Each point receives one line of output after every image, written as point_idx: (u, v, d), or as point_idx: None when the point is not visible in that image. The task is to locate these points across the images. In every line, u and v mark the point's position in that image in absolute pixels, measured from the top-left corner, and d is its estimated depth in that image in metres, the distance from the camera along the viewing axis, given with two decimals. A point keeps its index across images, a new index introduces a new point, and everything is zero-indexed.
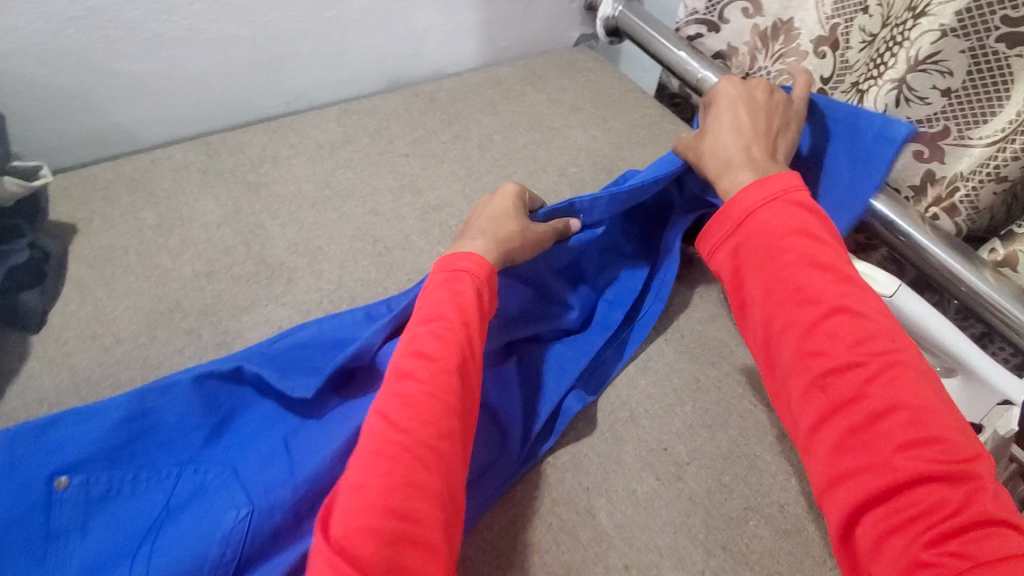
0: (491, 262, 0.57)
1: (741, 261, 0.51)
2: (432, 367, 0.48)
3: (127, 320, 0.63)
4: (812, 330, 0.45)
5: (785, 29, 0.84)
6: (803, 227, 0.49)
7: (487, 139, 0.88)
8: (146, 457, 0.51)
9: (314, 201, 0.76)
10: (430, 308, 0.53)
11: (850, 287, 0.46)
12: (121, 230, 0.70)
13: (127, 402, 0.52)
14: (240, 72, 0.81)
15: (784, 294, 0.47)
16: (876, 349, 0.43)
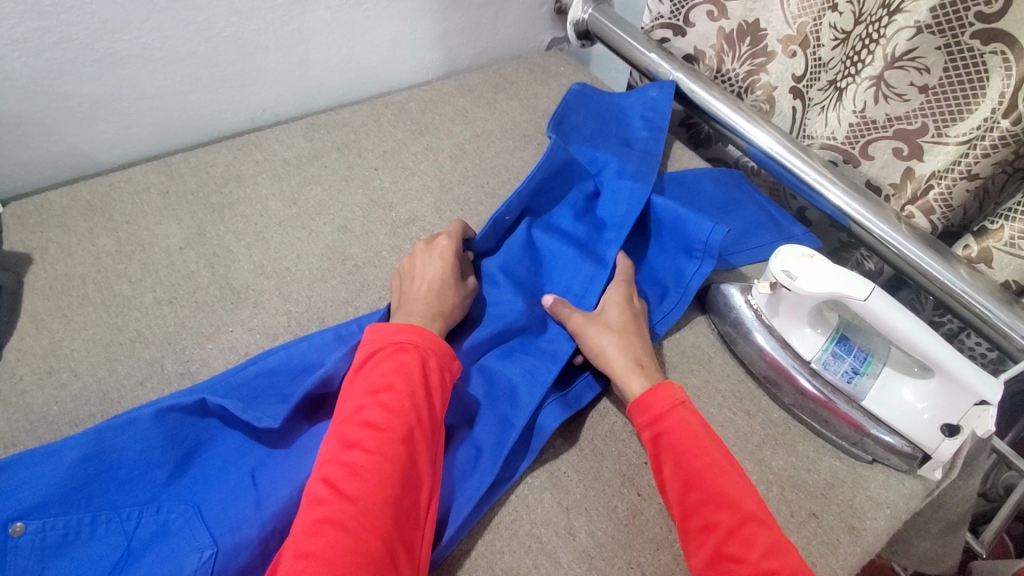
0: (434, 333, 0.55)
1: (660, 453, 0.51)
2: (378, 436, 0.47)
3: (85, 352, 0.60)
4: (730, 532, 0.46)
5: (751, 31, 0.83)
6: (711, 434, 0.52)
7: (459, 149, 0.86)
8: (106, 498, 0.48)
9: (282, 220, 0.74)
10: (375, 377, 0.51)
11: (753, 494, 0.48)
12: (78, 258, 0.68)
13: (84, 442, 0.50)
14: (201, 89, 0.79)
15: (704, 494, 0.48)
16: (783, 556, 0.44)
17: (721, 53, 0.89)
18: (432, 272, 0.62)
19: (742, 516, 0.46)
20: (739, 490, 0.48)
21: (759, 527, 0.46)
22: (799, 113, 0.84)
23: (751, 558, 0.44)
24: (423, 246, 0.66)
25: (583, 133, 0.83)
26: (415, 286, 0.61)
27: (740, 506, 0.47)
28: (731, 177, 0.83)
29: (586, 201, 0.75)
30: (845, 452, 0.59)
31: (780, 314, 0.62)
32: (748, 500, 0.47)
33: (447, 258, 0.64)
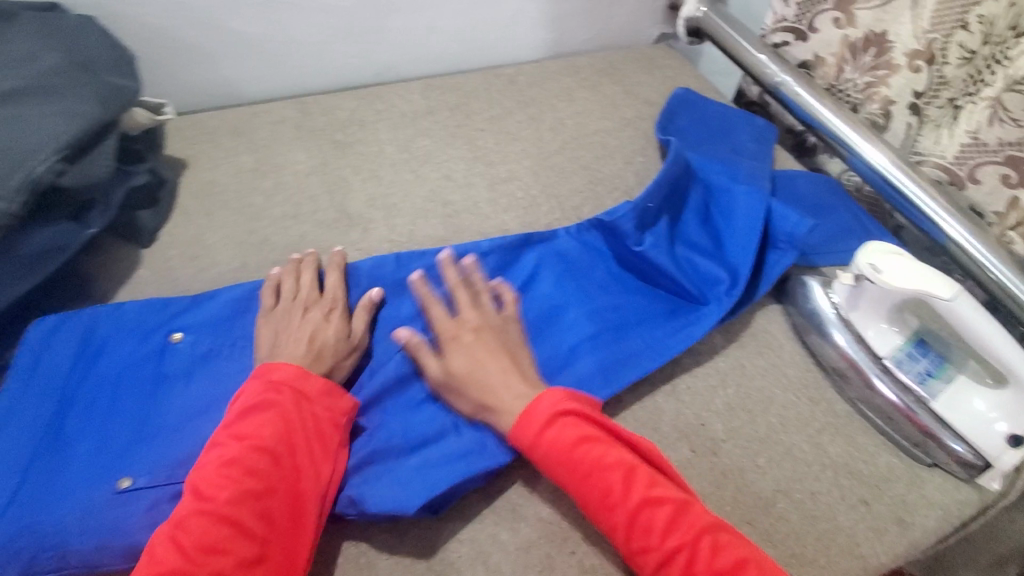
0: (303, 377, 0.53)
1: (550, 471, 0.50)
2: (236, 489, 0.46)
3: (223, 246, 0.70)
4: (630, 528, 0.47)
5: (878, 42, 0.83)
6: (580, 430, 0.50)
7: (559, 123, 0.91)
8: (242, 332, 0.61)
9: (394, 162, 0.82)
10: (246, 421, 0.50)
11: (640, 475, 0.49)
12: (223, 169, 0.78)
13: (232, 290, 0.63)
14: (341, 41, 0.88)
15: (596, 501, 0.48)
16: (687, 526, 0.46)
17: (841, 62, 0.89)
18: (313, 330, 0.57)
19: (633, 510, 0.47)
20: (626, 477, 0.49)
21: (653, 507, 0.47)
22: (913, 130, 0.83)
23: (654, 544, 0.46)
24: (305, 295, 0.61)
25: (688, 138, 0.87)
26: (288, 343, 0.56)
27: (630, 495, 0.48)
28: (827, 183, 0.84)
29: (689, 202, 0.77)
30: (905, 451, 0.59)
31: (859, 310, 0.63)
32: (635, 489, 0.48)
33: (318, 305, 0.60)
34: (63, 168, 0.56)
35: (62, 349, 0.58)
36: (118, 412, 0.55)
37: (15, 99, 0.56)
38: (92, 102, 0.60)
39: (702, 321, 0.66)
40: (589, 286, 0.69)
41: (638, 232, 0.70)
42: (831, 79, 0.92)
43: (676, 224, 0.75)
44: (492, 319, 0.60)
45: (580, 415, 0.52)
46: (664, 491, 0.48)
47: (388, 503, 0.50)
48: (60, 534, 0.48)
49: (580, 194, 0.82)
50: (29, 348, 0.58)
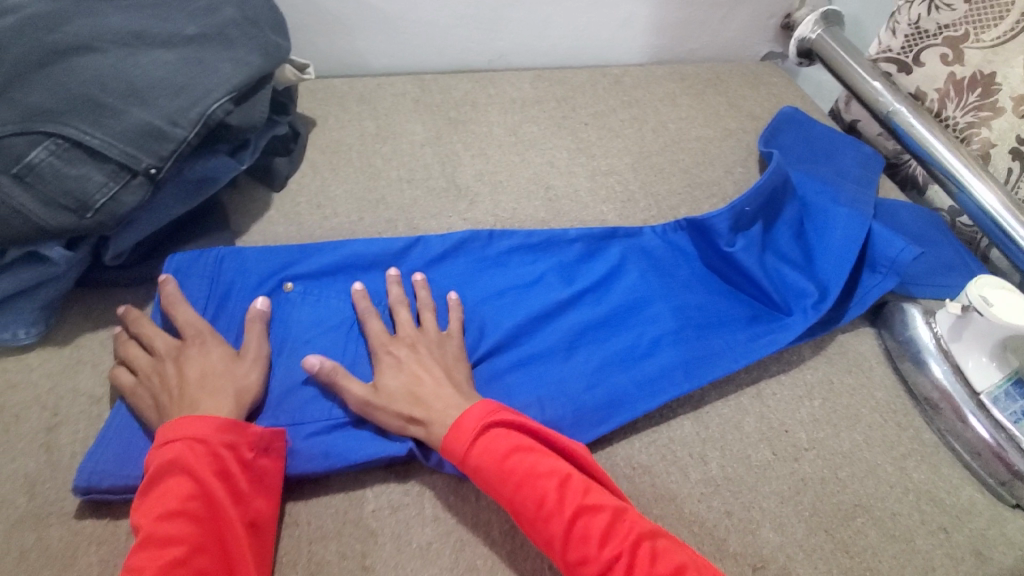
0: (196, 422, 0.48)
1: (485, 485, 0.48)
2: (165, 560, 0.42)
3: (344, 200, 0.76)
4: (568, 541, 0.45)
5: (985, 82, 0.82)
6: (514, 440, 0.49)
7: (662, 126, 0.93)
8: (348, 279, 0.65)
9: (502, 144, 0.87)
10: (154, 489, 0.45)
11: (574, 482, 0.47)
12: (348, 131, 0.84)
13: (342, 242, 0.68)
14: (464, 26, 0.94)
15: (529, 513, 0.46)
16: (622, 536, 0.45)
17: (944, 99, 0.87)
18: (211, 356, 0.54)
19: (568, 519, 0.45)
20: (559, 486, 0.47)
21: (590, 515, 0.46)
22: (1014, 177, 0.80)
23: (593, 553, 0.44)
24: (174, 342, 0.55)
25: (789, 156, 0.87)
26: (172, 401, 0.51)
27: (564, 504, 0.46)
28: (931, 217, 0.81)
29: (785, 217, 0.77)
30: (988, 489, 0.58)
31: (961, 340, 0.62)
32: (569, 496, 0.46)
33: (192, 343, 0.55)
34: (230, 107, 0.63)
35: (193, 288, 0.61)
36: None
37: (198, 43, 0.63)
38: (257, 53, 0.66)
39: (790, 332, 0.66)
40: (674, 283, 0.71)
41: (731, 233, 0.72)
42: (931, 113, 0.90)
43: (769, 237, 0.75)
44: (429, 341, 0.58)
45: (513, 424, 0.50)
46: (596, 501, 0.46)
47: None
48: None
49: (678, 195, 0.83)
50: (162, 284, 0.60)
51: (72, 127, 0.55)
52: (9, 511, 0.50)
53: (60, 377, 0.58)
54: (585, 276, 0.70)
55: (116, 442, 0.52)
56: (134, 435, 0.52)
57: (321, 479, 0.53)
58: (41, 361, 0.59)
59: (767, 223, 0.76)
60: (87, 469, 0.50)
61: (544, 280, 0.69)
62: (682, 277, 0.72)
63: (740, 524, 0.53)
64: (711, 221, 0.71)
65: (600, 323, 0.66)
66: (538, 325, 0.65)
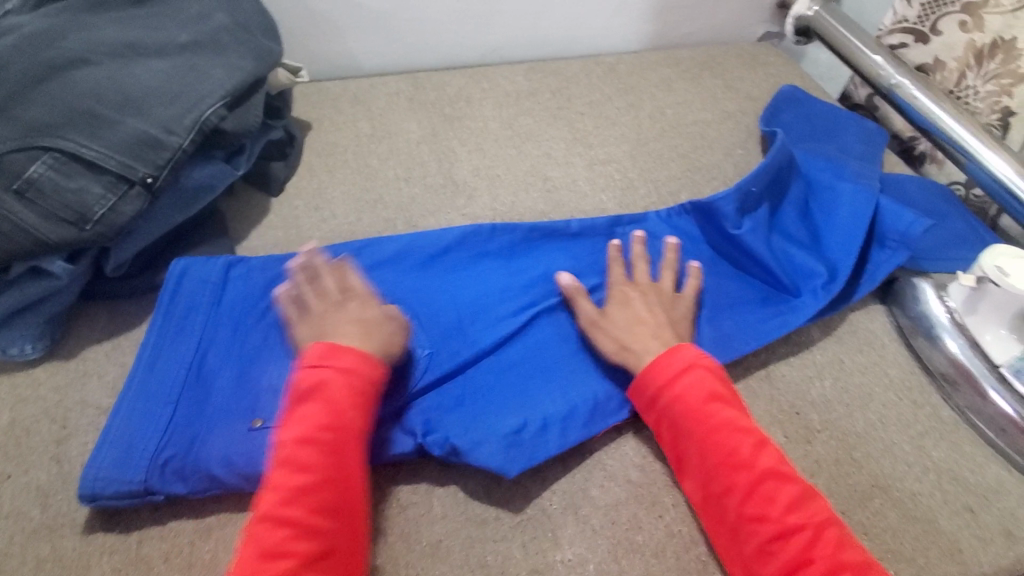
0: (333, 364, 0.51)
1: (675, 422, 0.51)
2: (300, 484, 0.45)
3: (342, 201, 0.75)
4: (752, 496, 0.46)
5: (1006, 48, 0.79)
6: (716, 391, 0.51)
7: (658, 112, 0.92)
8: (346, 281, 0.65)
9: (498, 137, 0.86)
10: (296, 415, 0.48)
11: (770, 449, 0.49)
12: (343, 133, 0.84)
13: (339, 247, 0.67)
14: (455, 22, 0.93)
15: (716, 459, 0.48)
16: (808, 514, 0.45)
17: (964, 68, 0.85)
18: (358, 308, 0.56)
19: (760, 475, 0.46)
20: (754, 446, 0.48)
21: (779, 482, 0.47)
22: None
23: (774, 515, 0.45)
24: (317, 295, 0.58)
25: (790, 135, 0.85)
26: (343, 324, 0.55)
27: (757, 463, 0.47)
28: (940, 191, 0.79)
29: (791, 198, 0.76)
30: (1015, 467, 0.56)
31: (977, 314, 0.61)
32: (763, 457, 0.48)
33: (354, 305, 0.57)
34: (225, 113, 0.64)
35: (194, 292, 0.60)
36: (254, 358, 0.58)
37: (192, 50, 0.64)
38: (250, 58, 0.67)
39: (801, 315, 0.65)
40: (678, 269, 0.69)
41: (737, 215, 0.70)
42: (949, 84, 0.88)
43: (774, 218, 0.74)
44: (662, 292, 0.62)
45: (722, 379, 0.53)
46: (790, 475, 0.47)
47: (489, 460, 0.51)
48: (204, 464, 0.51)
49: (677, 180, 0.82)
50: (167, 288, 0.60)
51: (69, 141, 0.56)
52: (24, 523, 0.50)
53: (67, 389, 0.58)
54: (588, 267, 0.69)
55: (117, 446, 0.51)
56: (135, 440, 0.51)
57: None
58: (48, 374, 0.59)
59: (773, 205, 0.74)
60: (90, 476, 0.49)
61: (548, 272, 0.68)
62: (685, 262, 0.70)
63: None
64: (715, 204, 0.70)
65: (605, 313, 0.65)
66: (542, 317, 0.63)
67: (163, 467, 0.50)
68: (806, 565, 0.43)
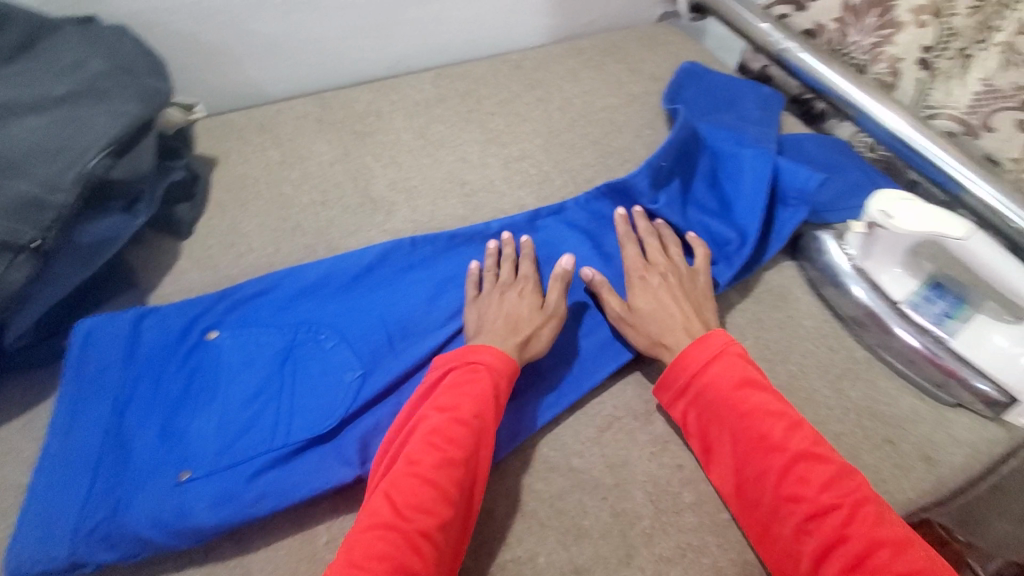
0: (508, 361, 0.55)
1: (704, 411, 0.53)
2: (444, 456, 0.48)
3: (258, 234, 0.74)
4: (784, 477, 0.48)
5: (881, 2, 0.84)
6: (746, 376, 0.53)
7: (568, 103, 0.94)
8: (267, 315, 0.63)
9: (411, 148, 0.86)
10: (447, 393, 0.52)
11: (804, 430, 0.50)
12: (253, 164, 0.82)
13: (256, 281, 0.65)
14: (355, 37, 0.92)
15: (749, 443, 0.50)
16: (844, 493, 0.46)
17: (844, 26, 0.89)
18: (513, 307, 0.60)
19: (791, 457, 0.48)
20: (787, 429, 0.50)
21: (814, 463, 0.48)
22: (926, 85, 0.82)
23: (809, 495, 0.47)
24: (502, 279, 0.64)
25: (692, 109, 0.88)
26: (490, 317, 0.60)
27: (789, 445, 0.49)
28: (835, 145, 0.84)
29: (699, 169, 0.78)
30: (926, 392, 0.61)
31: (872, 257, 0.64)
32: (795, 438, 0.49)
33: (527, 287, 0.63)
34: (112, 162, 0.61)
35: (107, 348, 0.58)
36: (180, 409, 0.56)
37: (69, 102, 0.61)
38: (136, 101, 0.64)
39: (719, 281, 0.67)
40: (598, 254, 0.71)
41: (651, 192, 0.73)
42: (833, 43, 0.91)
43: (685, 190, 0.76)
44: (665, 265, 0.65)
45: (756, 367, 0.54)
46: (828, 457, 0.48)
47: None
48: (133, 527, 0.49)
49: (592, 167, 0.84)
50: (74, 351, 0.57)
51: None
52: None
53: None
54: (512, 265, 0.69)
55: (38, 524, 0.49)
56: (57, 514, 0.50)
57: (268, 520, 0.52)
58: None
59: (682, 179, 0.77)
60: (13, 560, 0.48)
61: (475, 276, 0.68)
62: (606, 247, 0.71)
63: (693, 475, 0.55)
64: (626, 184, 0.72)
65: None
66: None
67: (90, 537, 0.49)
68: (841, 543, 0.44)
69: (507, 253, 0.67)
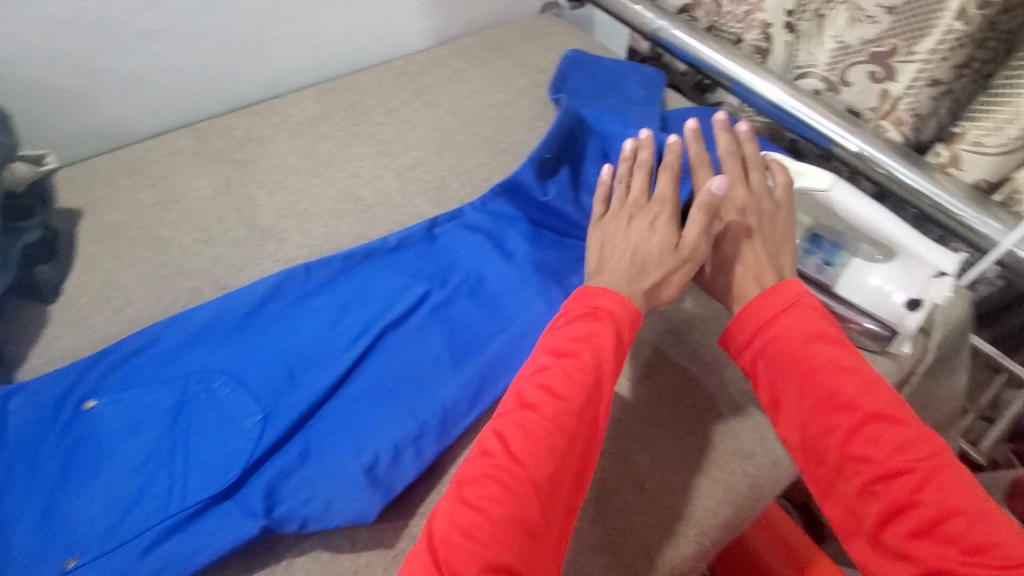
0: (632, 308, 0.52)
1: (768, 361, 0.51)
2: (555, 403, 0.46)
3: (136, 285, 0.68)
4: (855, 436, 0.45)
5: None
6: (821, 329, 0.51)
7: (457, 104, 0.93)
8: (152, 372, 0.58)
9: (298, 170, 0.82)
10: (563, 338, 0.51)
11: (880, 390, 0.47)
12: (124, 210, 0.76)
13: (135, 337, 0.60)
14: (222, 61, 0.86)
15: (818, 398, 0.48)
16: (922, 455, 0.43)
17: None
18: (641, 239, 0.59)
19: (866, 415, 0.45)
20: (862, 386, 0.47)
21: (895, 423, 0.45)
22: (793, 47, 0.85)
23: (879, 457, 0.44)
24: (633, 198, 0.64)
25: (579, 96, 0.90)
26: (616, 250, 0.59)
27: (862, 402, 0.46)
28: (717, 114, 0.86)
29: (589, 154, 0.79)
30: None
31: None
32: (870, 397, 0.46)
33: (659, 212, 0.61)
34: None
35: None
36: (62, 490, 0.51)
37: None
38: None
39: None
40: (498, 251, 0.70)
41: (541, 183, 0.73)
42: (712, 16, 0.93)
43: (577, 176, 0.77)
44: (765, 198, 0.62)
45: (832, 318, 0.52)
46: (913, 419, 0.45)
47: (346, 510, 0.49)
48: None
49: (487, 166, 0.83)
50: None
51: None
52: None
53: None
54: (412, 277, 0.67)
55: None
56: None
57: None
58: None
59: (574, 167, 0.78)
60: None
61: (375, 293, 0.65)
62: (508, 244, 0.71)
63: (616, 456, 0.58)
64: (517, 179, 0.72)
65: (443, 316, 0.64)
66: (377, 344, 0.61)
67: None
68: (915, 507, 0.41)
69: (629, 167, 0.67)
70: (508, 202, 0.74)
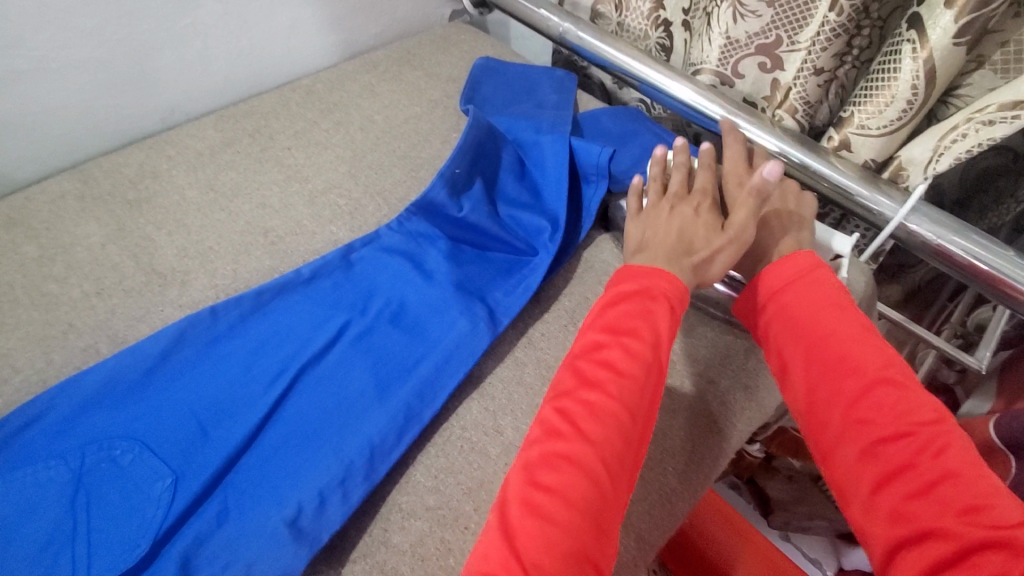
0: (683, 284, 0.54)
1: (780, 328, 0.54)
2: (620, 380, 0.48)
3: (22, 349, 0.62)
4: (858, 400, 0.47)
5: None
6: (831, 300, 0.53)
7: (368, 121, 0.90)
8: (43, 446, 0.52)
9: (200, 205, 0.77)
10: (622, 319, 0.52)
11: (888, 358, 0.49)
12: (4, 267, 0.69)
13: (20, 411, 0.53)
14: (108, 95, 0.79)
15: (824, 361, 0.50)
16: (923, 421, 0.45)
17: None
18: (683, 222, 0.60)
19: (872, 380, 0.48)
20: (872, 353, 0.50)
21: (896, 389, 0.47)
22: (689, 45, 0.89)
23: (885, 420, 0.46)
24: (673, 191, 0.64)
25: (490, 105, 0.89)
26: (659, 234, 0.59)
27: (869, 368, 0.49)
28: (627, 113, 0.88)
29: (503, 164, 0.79)
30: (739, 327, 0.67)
31: None
32: (877, 363, 0.49)
33: (700, 203, 0.62)
34: None
35: None
36: None
37: None
38: None
39: (540, 272, 0.68)
40: (417, 272, 0.68)
41: (454, 200, 0.72)
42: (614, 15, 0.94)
43: (492, 187, 0.77)
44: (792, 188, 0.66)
45: (843, 291, 0.55)
46: (912, 388, 0.47)
47: (272, 565, 0.47)
48: None
49: (403, 183, 0.82)
50: None
51: None
52: None
53: None
54: (329, 308, 0.65)
55: None
56: None
57: None
58: None
59: (488, 179, 0.77)
60: None
61: (290, 330, 0.63)
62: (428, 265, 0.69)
63: None
64: (428, 197, 0.71)
65: (365, 346, 0.62)
66: (296, 384, 0.58)
67: None
68: (913, 468, 0.43)
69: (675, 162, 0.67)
70: (424, 220, 0.72)
